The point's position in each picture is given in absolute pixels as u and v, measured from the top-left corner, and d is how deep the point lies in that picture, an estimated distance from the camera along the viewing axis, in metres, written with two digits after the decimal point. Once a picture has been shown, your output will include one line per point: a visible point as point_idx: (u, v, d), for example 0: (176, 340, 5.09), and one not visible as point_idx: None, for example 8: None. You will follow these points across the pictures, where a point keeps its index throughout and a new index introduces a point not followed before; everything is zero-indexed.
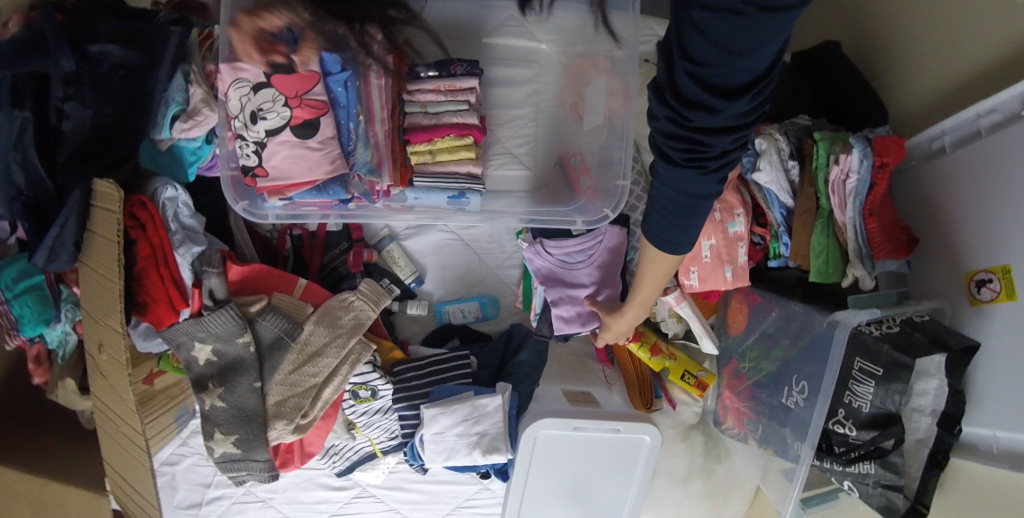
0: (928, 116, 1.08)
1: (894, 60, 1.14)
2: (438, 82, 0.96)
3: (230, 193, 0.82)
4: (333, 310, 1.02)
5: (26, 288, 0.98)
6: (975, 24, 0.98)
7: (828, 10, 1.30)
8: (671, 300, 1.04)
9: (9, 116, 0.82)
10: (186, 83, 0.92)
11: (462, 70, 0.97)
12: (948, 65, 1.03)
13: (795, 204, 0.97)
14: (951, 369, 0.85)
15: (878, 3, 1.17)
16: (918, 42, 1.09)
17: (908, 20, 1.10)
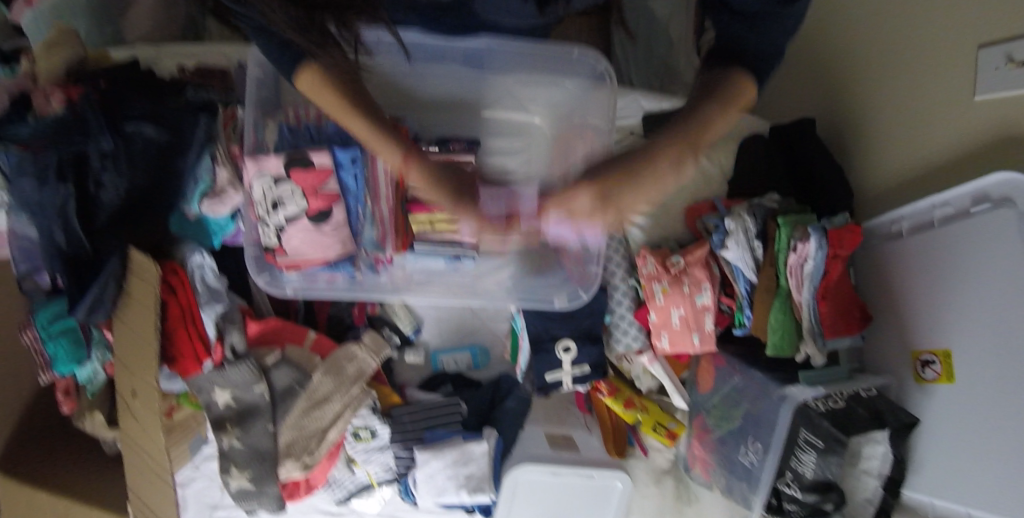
0: (895, 199, 1.13)
1: (865, 141, 1.20)
2: (437, 157, 1.04)
3: (254, 268, 0.95)
4: (339, 361, 1.13)
5: (61, 330, 1.06)
6: (935, 117, 1.04)
7: (805, 81, 1.35)
8: (643, 360, 1.16)
9: (55, 187, 0.92)
10: (213, 163, 1.02)
11: (459, 147, 1.07)
12: (911, 152, 1.09)
13: (757, 281, 1.06)
14: (895, 441, 0.97)
15: (852, 83, 1.22)
16: (886, 126, 1.15)
17: (879, 105, 1.16)
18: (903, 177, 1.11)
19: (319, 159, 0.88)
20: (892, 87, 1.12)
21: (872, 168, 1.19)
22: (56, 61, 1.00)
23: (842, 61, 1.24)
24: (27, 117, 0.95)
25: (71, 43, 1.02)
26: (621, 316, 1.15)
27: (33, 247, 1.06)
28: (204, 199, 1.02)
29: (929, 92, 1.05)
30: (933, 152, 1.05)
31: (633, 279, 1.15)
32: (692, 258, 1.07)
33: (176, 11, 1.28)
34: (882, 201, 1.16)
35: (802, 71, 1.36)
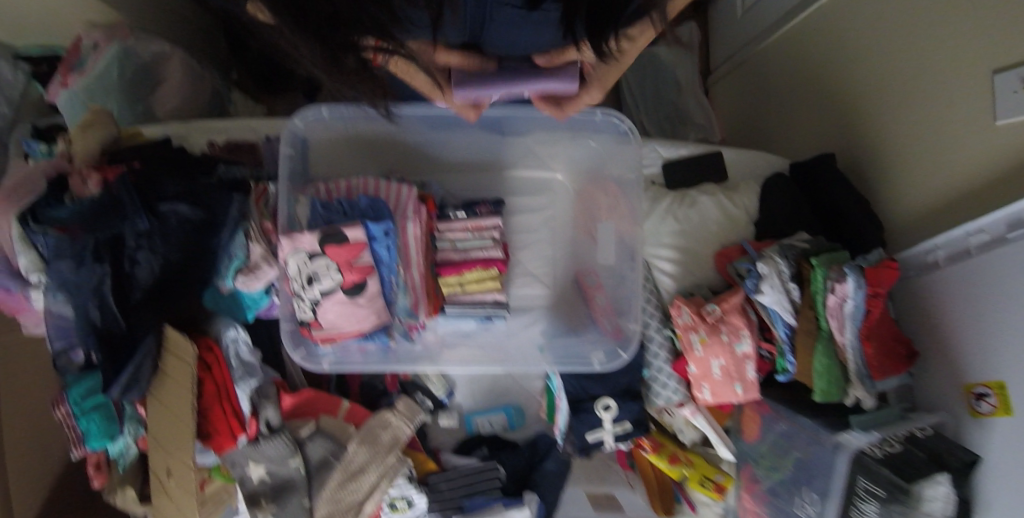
0: (921, 228, 1.07)
1: (884, 170, 1.14)
2: (465, 222, 1.08)
3: (291, 344, 0.97)
4: (374, 429, 1.10)
5: (93, 406, 1.01)
6: (955, 142, 0.99)
7: (813, 110, 1.31)
8: (685, 412, 1.13)
9: (92, 268, 0.92)
10: (246, 240, 1.04)
11: (485, 209, 1.10)
12: (933, 180, 1.04)
13: (797, 324, 1.04)
14: (956, 484, 0.91)
15: (863, 109, 1.18)
16: (903, 153, 1.09)
17: (893, 133, 1.11)
18: (926, 207, 1.06)
19: (352, 235, 0.90)
20: (906, 114, 1.08)
21: (892, 198, 1.13)
22: (90, 143, 1.05)
23: (849, 92, 1.20)
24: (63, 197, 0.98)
25: (105, 124, 1.08)
26: (658, 368, 1.11)
27: (67, 324, 0.98)
28: (237, 276, 1.02)
29: (945, 117, 1.00)
30: (955, 180, 1.00)
31: (669, 330, 1.12)
32: (727, 305, 1.04)
33: (200, 84, 1.32)
34: (906, 232, 1.10)
35: (809, 100, 1.32)
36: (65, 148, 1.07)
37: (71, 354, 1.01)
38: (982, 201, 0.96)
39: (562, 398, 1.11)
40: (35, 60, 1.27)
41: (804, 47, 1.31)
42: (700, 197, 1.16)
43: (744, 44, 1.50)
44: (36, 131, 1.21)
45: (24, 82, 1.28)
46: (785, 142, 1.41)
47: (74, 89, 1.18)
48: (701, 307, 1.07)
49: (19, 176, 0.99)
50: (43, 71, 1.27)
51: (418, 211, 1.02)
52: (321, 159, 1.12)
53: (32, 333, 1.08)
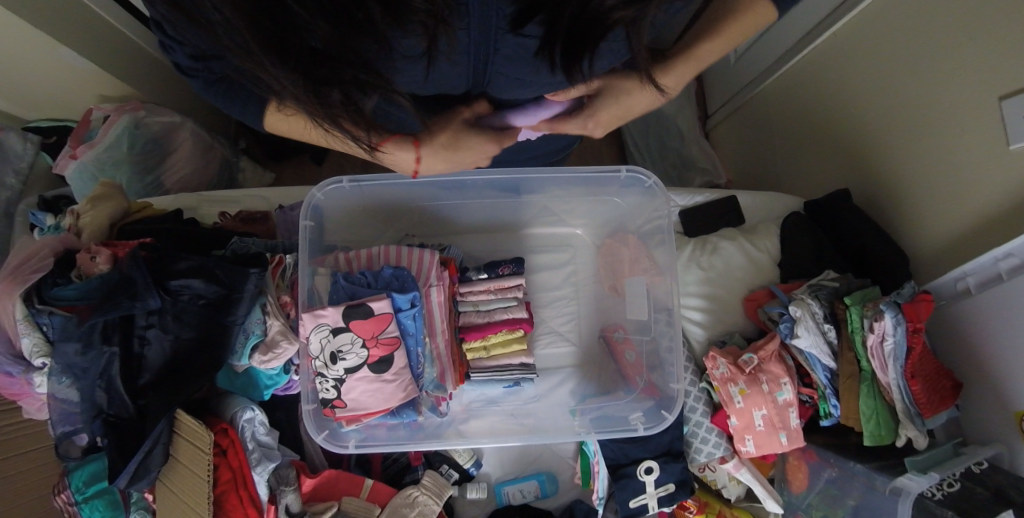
0: (945, 258, 1.05)
1: (898, 201, 1.13)
2: (488, 283, 1.09)
3: (312, 426, 0.91)
4: (399, 508, 1.04)
5: (96, 492, 1.01)
6: (968, 168, 0.99)
7: (816, 149, 1.32)
8: (729, 468, 1.06)
9: (100, 350, 0.89)
10: (264, 315, 0.99)
11: (508, 270, 1.10)
12: (951, 207, 1.03)
13: (838, 367, 1.00)
14: None
15: (869, 145, 1.18)
16: (917, 184, 1.09)
17: (903, 165, 1.11)
18: (948, 235, 1.04)
19: (377, 307, 0.88)
20: (914, 145, 1.09)
21: (911, 229, 1.11)
22: (101, 218, 1.06)
23: (853, 128, 1.22)
24: (71, 277, 0.96)
25: (117, 200, 1.11)
26: (697, 424, 1.07)
27: (71, 408, 0.94)
28: (255, 355, 0.97)
29: (954, 144, 1.01)
30: (975, 205, 0.98)
31: (705, 382, 1.08)
32: (765, 353, 1.02)
33: (209, 151, 1.43)
34: (928, 263, 1.08)
35: (811, 140, 1.33)
36: (72, 222, 1.05)
37: (77, 438, 0.97)
38: (1006, 224, 0.94)
39: (601, 463, 1.05)
40: (46, 131, 1.31)
41: (800, 89, 1.34)
42: (721, 242, 1.16)
43: (738, 90, 1.53)
44: (44, 200, 1.24)
45: (33, 154, 1.30)
46: (792, 183, 1.41)
47: (85, 160, 1.24)
48: (737, 358, 1.04)
49: (26, 250, 0.97)
50: (53, 141, 1.31)
51: (442, 277, 1.00)
52: (344, 234, 1.13)
53: (34, 417, 1.02)
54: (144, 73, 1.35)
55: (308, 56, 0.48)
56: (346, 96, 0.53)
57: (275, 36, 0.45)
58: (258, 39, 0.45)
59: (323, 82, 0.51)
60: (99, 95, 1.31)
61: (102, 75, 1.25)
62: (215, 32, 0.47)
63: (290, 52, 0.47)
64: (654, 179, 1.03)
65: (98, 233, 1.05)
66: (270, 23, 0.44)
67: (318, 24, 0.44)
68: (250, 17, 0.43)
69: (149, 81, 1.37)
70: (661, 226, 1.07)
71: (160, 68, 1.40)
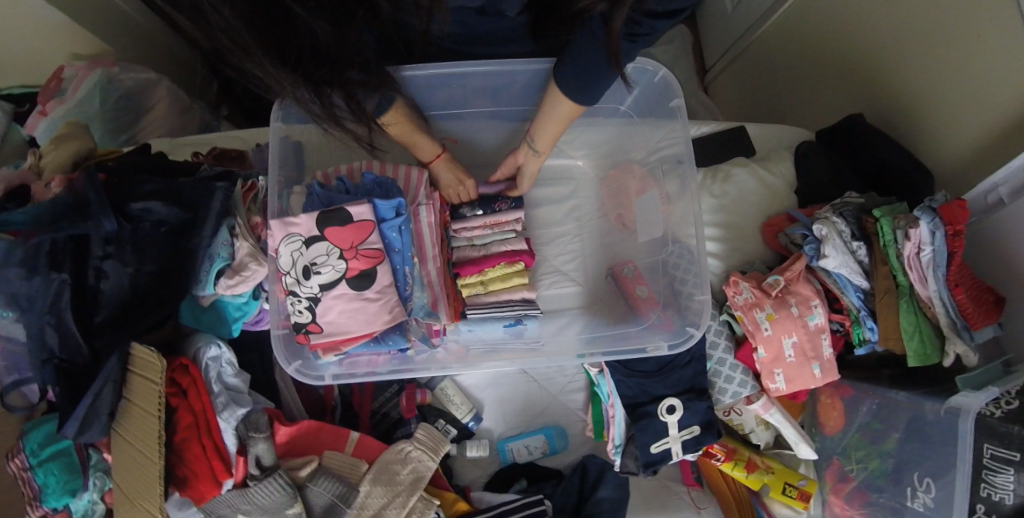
0: (975, 173, 0.90)
1: (915, 116, 0.99)
2: (484, 218, 0.96)
3: (283, 354, 0.80)
4: (390, 465, 0.91)
5: (52, 454, 0.82)
6: (987, 73, 0.85)
7: (816, 76, 1.19)
8: (757, 408, 0.96)
9: (46, 278, 0.76)
10: (231, 238, 0.87)
11: (507, 205, 0.97)
12: (975, 116, 0.88)
13: (872, 286, 0.91)
14: None
15: (885, 69, 1.03)
16: (937, 108, 0.95)
17: (915, 77, 0.98)
18: (976, 145, 0.89)
19: (357, 213, 0.78)
20: (933, 64, 0.94)
21: (932, 155, 0.97)
22: (63, 159, 0.88)
23: (855, 46, 1.08)
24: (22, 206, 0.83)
25: (82, 139, 0.91)
26: (720, 360, 0.97)
27: (19, 350, 0.83)
28: (220, 280, 0.84)
29: (977, 60, 0.87)
30: (999, 113, 0.85)
31: (725, 314, 0.98)
32: (791, 274, 0.93)
33: (191, 114, 1.15)
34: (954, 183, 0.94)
35: (819, 73, 1.18)
36: (32, 161, 0.89)
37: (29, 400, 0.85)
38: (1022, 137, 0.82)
39: (617, 406, 0.94)
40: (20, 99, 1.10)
41: (802, 24, 1.19)
42: (733, 169, 1.05)
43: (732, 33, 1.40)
44: None
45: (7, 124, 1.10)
46: (802, 122, 1.26)
47: (53, 116, 1.00)
48: (762, 282, 0.95)
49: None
50: (26, 110, 1.10)
51: (431, 196, 0.90)
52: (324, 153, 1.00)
53: None
54: (122, 38, 1.15)
55: (310, 56, 0.55)
56: (342, 93, 0.61)
57: (280, 40, 0.52)
58: (269, 56, 0.52)
59: (322, 80, 0.57)
60: (72, 57, 1.10)
61: (78, 32, 1.06)
62: (212, 33, 0.51)
63: (290, 54, 0.54)
64: (667, 70, 0.87)
65: (60, 170, 0.87)
66: (277, 34, 0.51)
67: (320, 23, 0.51)
68: (252, 20, 0.49)
69: (135, 48, 1.19)
70: (679, 152, 0.93)
71: (145, 31, 1.22)
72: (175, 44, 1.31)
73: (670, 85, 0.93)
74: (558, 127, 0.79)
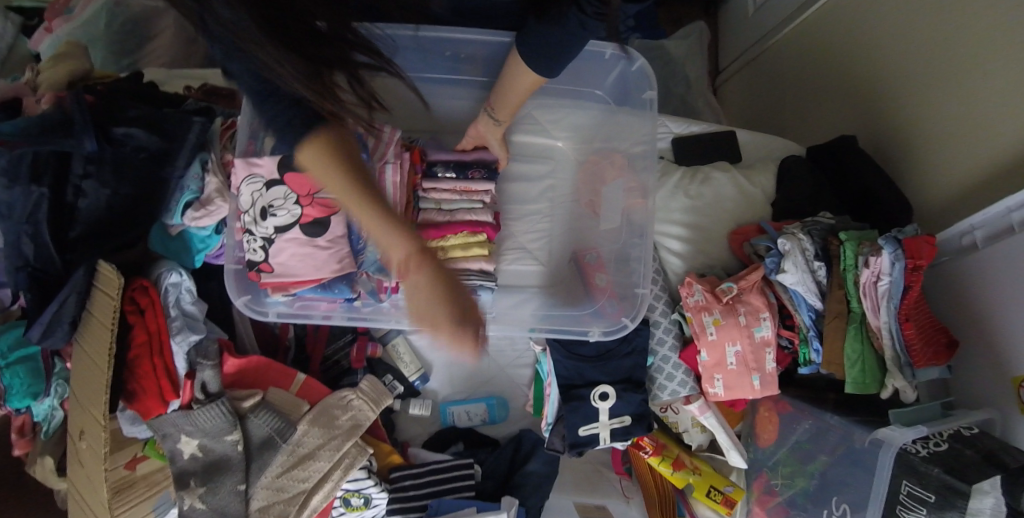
0: (957, 208, 0.86)
1: (907, 143, 0.95)
2: (454, 183, 0.97)
3: (233, 287, 0.85)
4: (330, 410, 0.95)
5: (19, 358, 0.87)
6: (985, 105, 0.81)
7: (817, 88, 1.14)
8: (693, 409, 0.97)
9: (28, 189, 0.81)
10: (202, 172, 0.91)
11: (479, 174, 0.98)
12: (966, 148, 0.84)
13: (824, 307, 0.90)
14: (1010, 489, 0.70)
15: (890, 89, 0.97)
16: (934, 136, 0.90)
17: (914, 103, 0.93)
18: (963, 179, 0.85)
19: None
20: (938, 91, 0.88)
21: (923, 181, 0.93)
22: (57, 76, 0.90)
23: (856, 64, 1.04)
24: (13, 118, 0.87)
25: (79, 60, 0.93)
26: (663, 358, 0.98)
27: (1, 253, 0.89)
28: (187, 212, 0.89)
29: (983, 94, 0.81)
30: (990, 148, 0.80)
31: (678, 313, 0.98)
32: (746, 283, 0.92)
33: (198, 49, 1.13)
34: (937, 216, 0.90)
35: (824, 86, 1.12)
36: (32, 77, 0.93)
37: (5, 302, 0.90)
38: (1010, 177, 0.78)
39: (553, 386, 0.97)
40: (29, 12, 1.10)
41: (817, 31, 1.12)
42: (713, 172, 1.04)
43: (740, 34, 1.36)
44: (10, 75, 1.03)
45: (14, 35, 1.08)
46: (801, 134, 1.21)
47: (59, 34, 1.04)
48: (716, 287, 0.95)
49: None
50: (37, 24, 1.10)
51: (400, 155, 0.93)
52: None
53: None
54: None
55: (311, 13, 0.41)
56: (350, 76, 0.47)
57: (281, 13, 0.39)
58: (264, 28, 0.39)
59: (328, 63, 0.44)
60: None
61: None
62: None
63: (290, 32, 0.40)
64: (640, 59, 0.88)
65: (55, 87, 0.90)
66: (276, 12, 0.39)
67: None
68: None
69: None
70: (645, 151, 0.96)
71: None
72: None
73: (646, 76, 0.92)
74: (517, 98, 0.82)
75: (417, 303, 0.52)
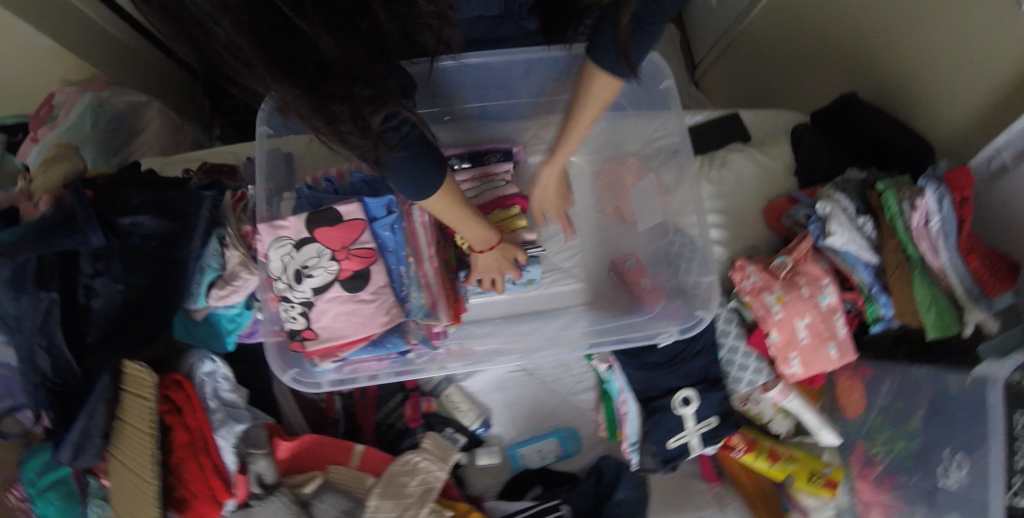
0: (972, 135, 0.87)
1: (905, 85, 0.97)
2: (472, 171, 1.00)
3: (277, 363, 0.78)
4: (397, 477, 0.86)
5: (52, 482, 0.79)
6: (974, 34, 0.83)
7: (800, 57, 1.18)
8: (774, 396, 0.93)
9: (35, 297, 0.72)
10: (222, 247, 0.84)
11: (495, 158, 1.01)
12: (966, 77, 0.86)
13: (882, 260, 0.89)
14: None
15: (876, 44, 1.00)
16: (928, 80, 0.92)
17: (903, 48, 0.96)
18: (971, 106, 0.86)
19: (346, 214, 0.78)
20: (917, 35, 0.92)
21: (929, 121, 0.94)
22: (55, 176, 0.84)
23: (835, 24, 1.08)
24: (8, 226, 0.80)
25: (72, 159, 0.87)
26: (733, 347, 0.94)
27: (9, 373, 0.78)
28: (212, 292, 0.82)
29: (968, 34, 0.84)
30: (990, 73, 0.82)
31: (734, 301, 0.96)
32: (798, 254, 0.90)
33: (184, 135, 1.10)
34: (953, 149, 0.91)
35: (807, 53, 1.17)
36: (23, 186, 0.85)
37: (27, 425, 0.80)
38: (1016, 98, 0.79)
39: (629, 402, 0.92)
40: (12, 128, 1.02)
41: (787, 4, 1.17)
42: (730, 155, 1.05)
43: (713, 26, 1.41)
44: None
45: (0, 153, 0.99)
46: (791, 102, 1.26)
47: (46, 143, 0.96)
48: (768, 265, 0.93)
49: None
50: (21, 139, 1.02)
51: None
52: (313, 154, 0.95)
53: None
54: (114, 60, 1.06)
55: (313, 68, 0.38)
56: (357, 115, 0.43)
57: (279, 48, 0.36)
58: (262, 58, 0.36)
59: (327, 96, 0.40)
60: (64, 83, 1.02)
61: (66, 57, 0.97)
62: None
63: (292, 64, 0.37)
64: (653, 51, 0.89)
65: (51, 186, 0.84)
66: (276, 40, 0.36)
67: None
68: None
69: None
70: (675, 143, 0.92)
71: None
72: (171, 71, 1.23)
73: (658, 68, 0.92)
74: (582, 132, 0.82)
75: (493, 263, 0.86)
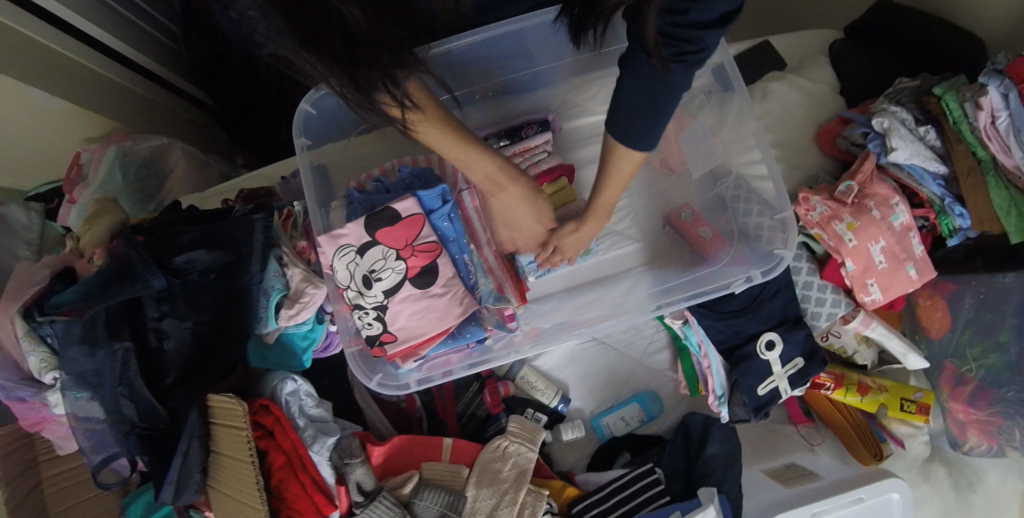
0: None
1: None
2: (513, 146, 0.97)
3: (362, 370, 0.77)
4: (490, 464, 0.87)
5: None
6: None
7: None
8: (856, 325, 0.91)
9: (109, 349, 0.71)
10: (281, 267, 0.82)
11: (532, 130, 0.98)
12: None
13: (951, 169, 0.85)
14: None
15: None
16: None
17: None
18: None
19: (401, 211, 0.75)
20: None
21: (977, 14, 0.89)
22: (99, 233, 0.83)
23: None
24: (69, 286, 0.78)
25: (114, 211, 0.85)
26: (808, 282, 0.91)
27: (99, 427, 0.76)
28: (280, 312, 0.80)
29: None
30: None
31: (802, 235, 0.93)
32: (863, 176, 0.86)
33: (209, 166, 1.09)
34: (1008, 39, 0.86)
35: None
36: (73, 246, 0.84)
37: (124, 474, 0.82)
38: None
39: (711, 355, 0.89)
40: (47, 197, 1.00)
41: None
42: (770, 86, 1.00)
43: None
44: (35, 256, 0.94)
45: (41, 222, 0.95)
46: (820, 20, 1.20)
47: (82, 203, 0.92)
48: (833, 192, 0.89)
49: (18, 274, 0.79)
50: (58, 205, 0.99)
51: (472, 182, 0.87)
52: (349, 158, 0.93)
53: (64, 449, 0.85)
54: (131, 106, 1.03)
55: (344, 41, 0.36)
56: (387, 77, 0.41)
57: (309, 22, 0.34)
58: (290, 29, 0.34)
59: (358, 64, 0.38)
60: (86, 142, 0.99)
61: (82, 116, 0.93)
62: None
63: (322, 36, 0.35)
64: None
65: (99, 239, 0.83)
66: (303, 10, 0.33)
67: None
68: None
69: None
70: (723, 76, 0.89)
71: None
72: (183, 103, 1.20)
73: None
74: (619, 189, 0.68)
75: (527, 223, 0.79)
